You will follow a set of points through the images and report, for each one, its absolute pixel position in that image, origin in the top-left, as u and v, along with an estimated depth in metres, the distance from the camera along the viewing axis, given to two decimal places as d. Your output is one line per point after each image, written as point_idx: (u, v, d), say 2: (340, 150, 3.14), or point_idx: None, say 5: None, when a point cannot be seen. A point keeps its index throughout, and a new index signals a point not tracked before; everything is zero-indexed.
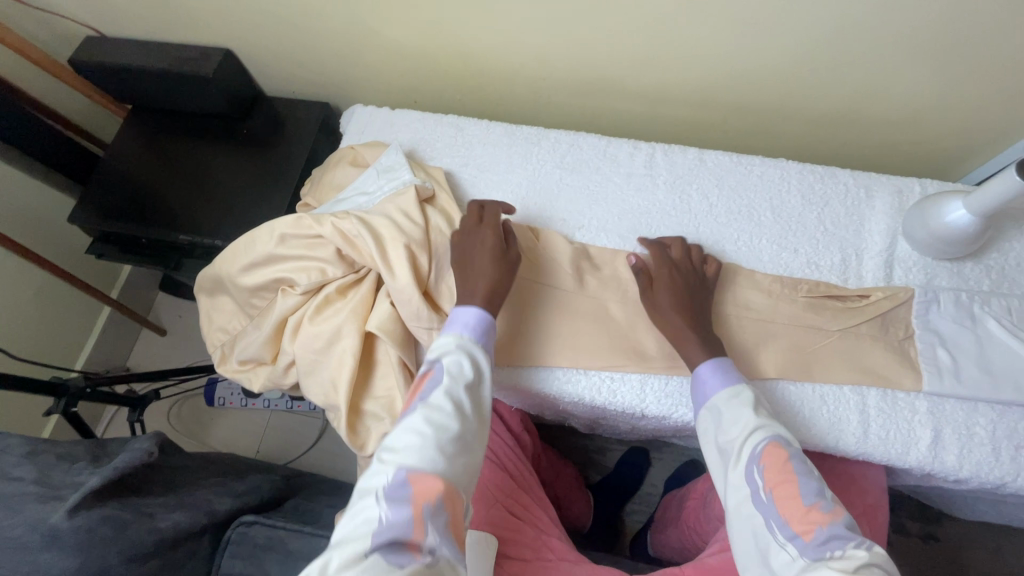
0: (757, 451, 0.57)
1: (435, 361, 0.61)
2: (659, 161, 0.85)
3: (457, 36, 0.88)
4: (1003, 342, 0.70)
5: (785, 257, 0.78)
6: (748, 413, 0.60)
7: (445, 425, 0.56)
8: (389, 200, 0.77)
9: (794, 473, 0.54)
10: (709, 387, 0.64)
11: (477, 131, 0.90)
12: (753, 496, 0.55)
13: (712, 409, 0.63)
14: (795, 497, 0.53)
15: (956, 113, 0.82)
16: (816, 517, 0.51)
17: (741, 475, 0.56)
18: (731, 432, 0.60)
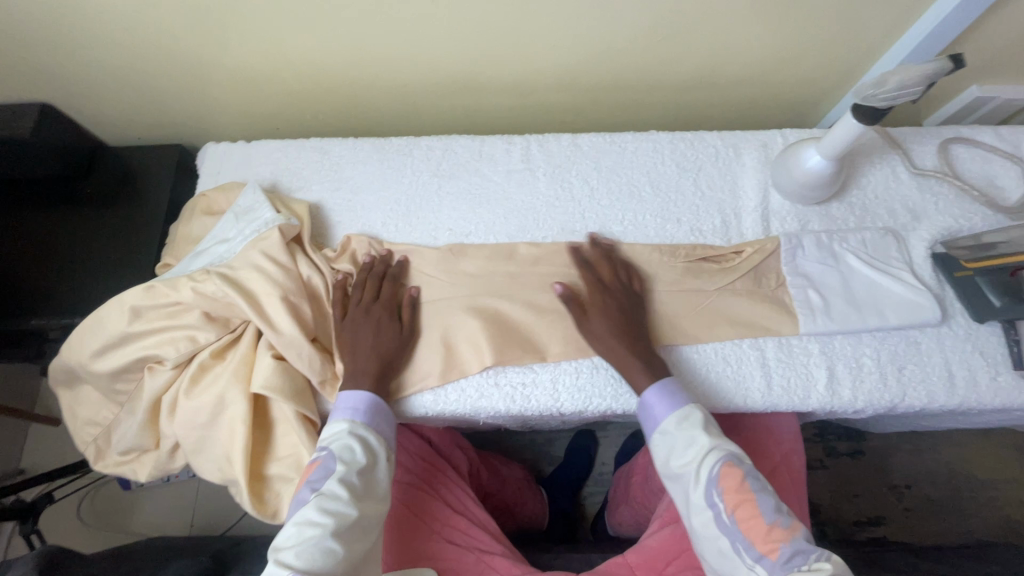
0: (713, 472, 0.58)
1: (326, 449, 0.61)
2: (535, 153, 0.83)
3: (299, 53, 0.81)
4: (868, 274, 0.74)
5: (670, 228, 0.79)
6: (701, 435, 0.61)
7: (342, 515, 0.57)
8: (252, 246, 0.71)
9: (750, 490, 0.56)
10: (657, 412, 0.65)
11: (344, 151, 0.84)
12: (715, 517, 0.57)
13: (666, 433, 0.63)
14: (755, 518, 0.55)
15: (802, 62, 0.85)
16: (778, 534, 0.54)
17: (703, 497, 0.58)
18: (688, 454, 0.61)
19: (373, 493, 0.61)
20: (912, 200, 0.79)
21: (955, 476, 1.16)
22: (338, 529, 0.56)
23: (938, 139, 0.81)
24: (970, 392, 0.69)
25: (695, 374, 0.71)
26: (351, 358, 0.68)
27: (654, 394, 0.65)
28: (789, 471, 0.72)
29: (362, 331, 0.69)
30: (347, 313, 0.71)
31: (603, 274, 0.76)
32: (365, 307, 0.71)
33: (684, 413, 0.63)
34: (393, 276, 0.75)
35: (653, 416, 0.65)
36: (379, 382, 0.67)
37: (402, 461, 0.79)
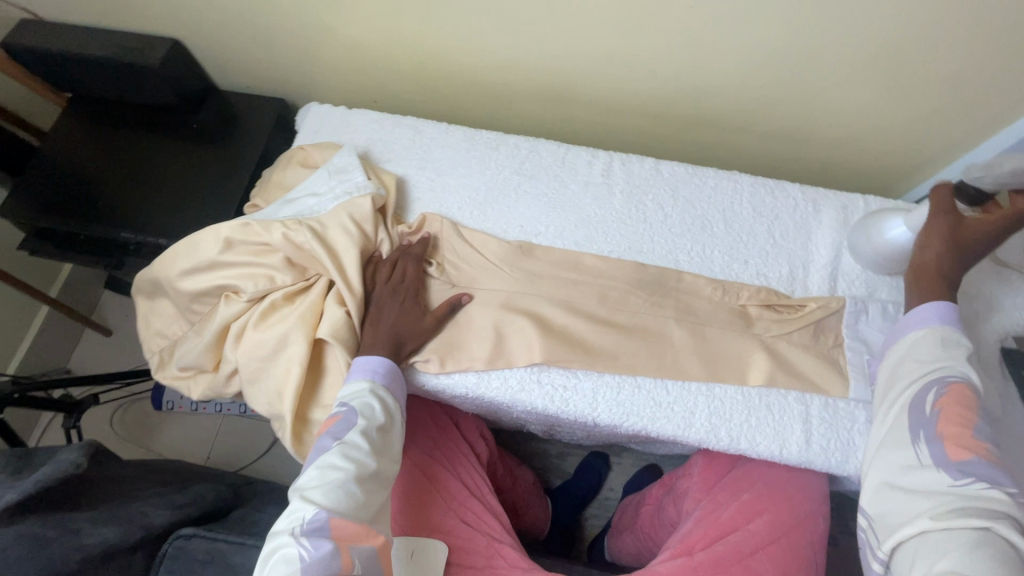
0: (946, 380, 0.61)
1: (346, 405, 0.65)
2: (616, 170, 0.85)
3: (415, 36, 0.86)
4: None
5: (735, 268, 0.79)
6: (956, 354, 0.62)
7: (363, 465, 0.61)
8: (340, 203, 0.75)
9: (971, 412, 0.59)
10: (925, 317, 0.66)
11: (436, 134, 0.89)
12: (915, 411, 0.61)
13: (919, 334, 0.65)
14: (962, 431, 0.57)
15: (898, 133, 0.85)
16: (972, 450, 0.56)
17: (916, 387, 0.62)
18: (929, 360, 0.63)
19: (390, 449, 0.65)
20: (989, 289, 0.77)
21: None
22: (359, 475, 0.60)
23: None
24: None
25: (735, 415, 0.71)
26: (375, 323, 0.71)
27: (935, 307, 0.66)
28: (812, 529, 0.71)
29: (387, 301, 0.72)
30: (375, 285, 0.74)
31: (662, 299, 0.77)
32: (394, 283, 0.74)
33: (953, 331, 0.64)
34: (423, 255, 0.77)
35: (917, 317, 0.66)
36: (396, 349, 0.70)
37: (430, 434, 0.84)
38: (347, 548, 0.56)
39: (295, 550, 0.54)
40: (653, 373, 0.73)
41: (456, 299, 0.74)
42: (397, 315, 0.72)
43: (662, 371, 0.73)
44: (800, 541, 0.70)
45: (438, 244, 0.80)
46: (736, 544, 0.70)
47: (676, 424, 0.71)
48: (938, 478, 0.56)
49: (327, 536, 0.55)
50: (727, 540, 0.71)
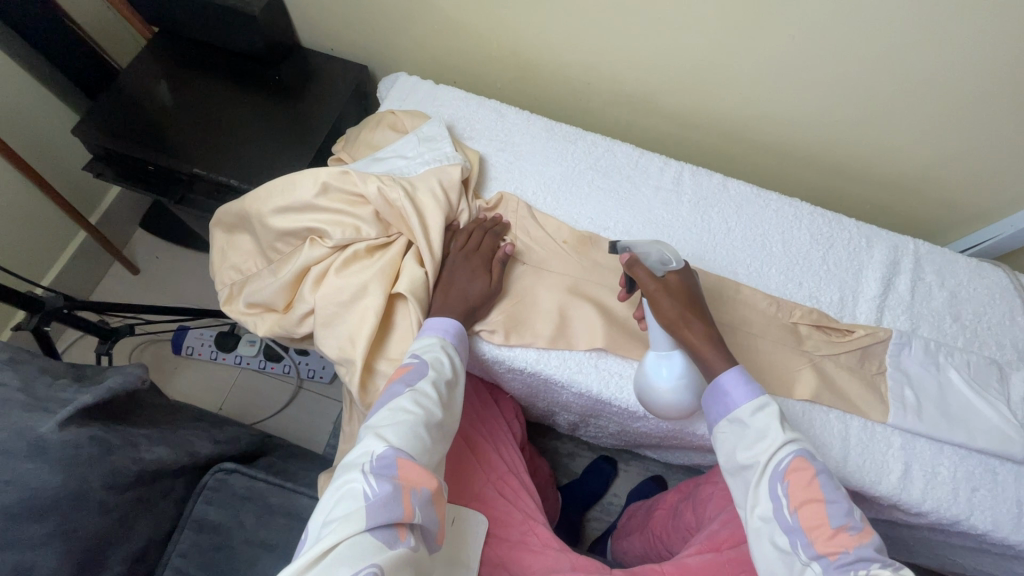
0: (784, 467, 0.57)
1: (418, 357, 0.67)
2: (686, 180, 0.89)
3: (514, 25, 0.90)
4: (966, 392, 0.77)
5: (790, 288, 0.83)
6: (775, 428, 0.60)
7: (431, 413, 0.63)
8: (430, 169, 0.78)
9: (820, 485, 0.56)
10: (730, 396, 0.63)
11: (518, 120, 0.92)
12: (775, 510, 0.56)
13: (738, 421, 0.62)
14: (823, 518, 0.54)
15: (951, 187, 0.90)
16: (841, 540, 0.53)
17: (764, 490, 0.57)
18: (755, 447, 0.59)
19: (454, 406, 0.67)
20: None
21: None
22: (427, 422, 0.62)
23: None
24: None
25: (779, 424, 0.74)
26: (449, 287, 0.72)
27: (732, 375, 0.64)
28: None
29: (461, 270, 0.73)
30: (451, 252, 0.75)
31: (719, 306, 0.80)
32: (469, 251, 0.75)
33: (757, 401, 0.62)
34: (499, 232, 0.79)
35: (723, 398, 0.63)
36: (466, 315, 0.72)
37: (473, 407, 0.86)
38: (409, 491, 0.56)
39: (360, 486, 0.55)
40: None
41: (502, 252, 0.76)
42: (470, 282, 0.73)
43: None
44: None
45: (510, 225, 0.81)
46: None
47: None
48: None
49: (391, 478, 0.56)
50: None
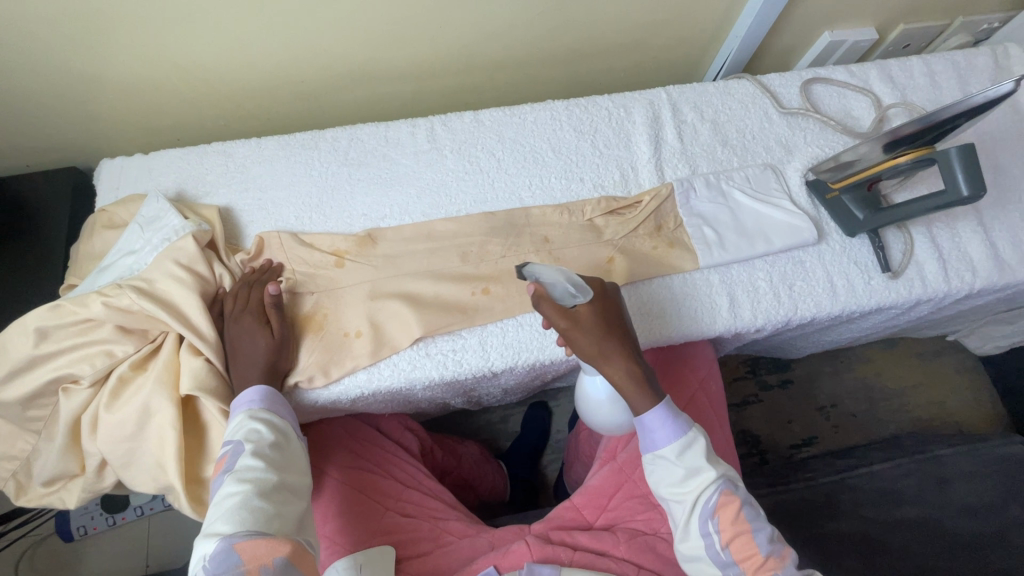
0: (712, 502, 0.59)
1: (231, 441, 0.63)
2: (439, 132, 0.86)
3: (185, 57, 0.80)
4: (753, 205, 0.82)
5: (574, 188, 0.84)
6: (704, 464, 0.60)
7: (264, 480, 0.61)
8: (161, 253, 0.70)
9: (739, 508, 0.59)
10: (658, 437, 0.61)
11: (248, 151, 0.84)
12: (706, 543, 0.59)
13: (666, 463, 0.61)
14: (748, 547, 0.58)
15: (675, 25, 0.91)
16: (770, 564, 0.57)
17: (696, 528, 0.59)
18: (685, 485, 0.60)
19: (293, 462, 0.65)
20: (785, 136, 0.87)
21: (871, 388, 1.35)
22: (262, 491, 0.60)
23: (800, 79, 0.90)
24: (848, 298, 0.78)
25: None
26: (237, 360, 0.67)
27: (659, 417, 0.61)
28: (709, 397, 0.78)
29: (241, 337, 0.68)
30: (223, 323, 0.69)
31: (517, 239, 0.79)
32: (238, 312, 0.69)
33: (683, 439, 0.61)
34: (267, 277, 0.73)
35: (650, 439, 0.62)
36: (265, 380, 0.68)
37: (347, 447, 0.82)
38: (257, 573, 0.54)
39: None
40: (529, 308, 0.75)
41: (268, 296, 0.69)
42: (251, 344, 0.68)
43: None
44: (702, 409, 0.76)
45: (284, 263, 0.76)
46: None
47: (563, 345, 0.75)
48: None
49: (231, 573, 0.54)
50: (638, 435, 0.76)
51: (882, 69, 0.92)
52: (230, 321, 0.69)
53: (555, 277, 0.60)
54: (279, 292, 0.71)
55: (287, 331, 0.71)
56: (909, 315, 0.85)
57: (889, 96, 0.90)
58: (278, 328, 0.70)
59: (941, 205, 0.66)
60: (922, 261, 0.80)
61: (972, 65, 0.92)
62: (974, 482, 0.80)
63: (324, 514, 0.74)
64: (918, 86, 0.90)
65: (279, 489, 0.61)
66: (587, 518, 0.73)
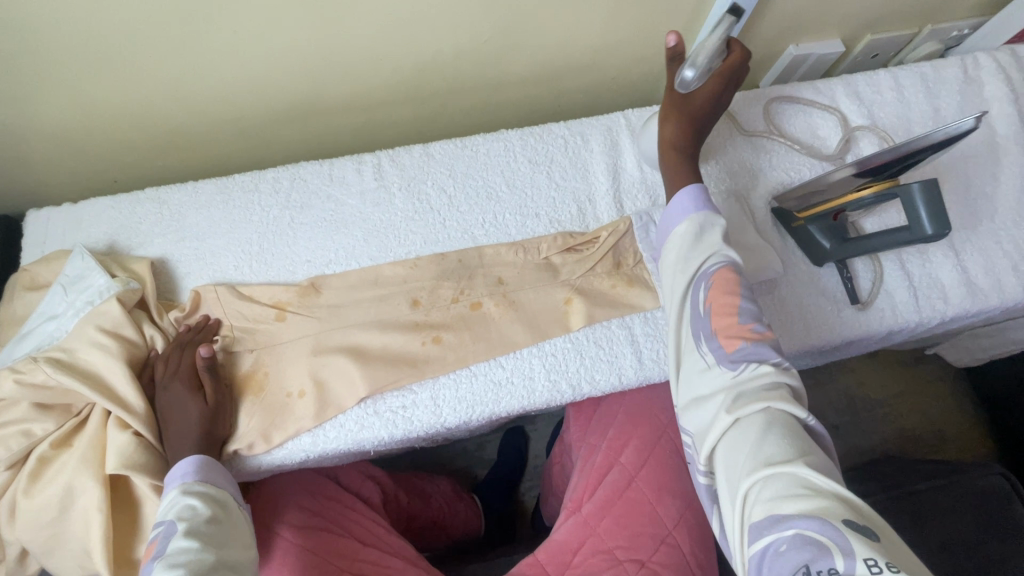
0: (710, 271, 0.59)
1: (163, 521, 0.56)
2: (387, 169, 0.82)
3: (109, 101, 0.75)
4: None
5: (529, 224, 0.80)
6: (715, 239, 0.61)
7: (198, 560, 0.53)
8: (84, 319, 0.66)
9: (739, 295, 0.57)
10: (681, 208, 0.64)
11: (184, 197, 0.79)
12: (692, 312, 0.59)
13: (681, 230, 0.63)
14: (729, 316, 0.56)
15: (631, 47, 0.87)
16: (741, 334, 0.55)
17: (687, 290, 0.60)
18: (692, 250, 0.62)
19: (234, 538, 0.59)
20: (750, 160, 0.83)
21: (854, 400, 1.31)
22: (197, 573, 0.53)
23: (764, 99, 0.86)
24: (816, 334, 0.75)
25: (570, 363, 0.72)
26: (169, 432, 0.63)
27: (688, 194, 0.64)
28: (674, 442, 0.75)
29: (172, 406, 0.64)
30: (154, 390, 0.65)
31: (469, 281, 0.75)
32: (168, 378, 0.65)
33: (708, 214, 0.63)
34: (202, 337, 0.69)
35: (676, 212, 0.64)
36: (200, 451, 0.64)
37: (301, 503, 0.77)
38: None
39: None
40: (483, 356, 0.72)
41: (200, 360, 0.64)
42: (182, 415, 0.64)
43: (490, 350, 0.72)
44: (665, 458, 0.74)
45: (221, 319, 0.72)
46: (614, 482, 0.73)
47: (520, 395, 0.71)
48: (723, 372, 0.54)
49: None
50: (602, 485, 0.73)
51: (848, 85, 0.88)
52: (161, 388, 0.65)
53: (702, 50, 0.65)
54: (213, 353, 0.66)
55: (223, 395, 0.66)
56: (884, 344, 0.82)
57: (856, 114, 0.86)
58: (213, 393, 0.65)
59: (914, 238, 0.65)
60: (893, 290, 0.76)
61: (941, 78, 0.88)
62: (950, 519, 0.77)
63: None
64: (886, 103, 0.87)
65: (217, 568, 0.54)
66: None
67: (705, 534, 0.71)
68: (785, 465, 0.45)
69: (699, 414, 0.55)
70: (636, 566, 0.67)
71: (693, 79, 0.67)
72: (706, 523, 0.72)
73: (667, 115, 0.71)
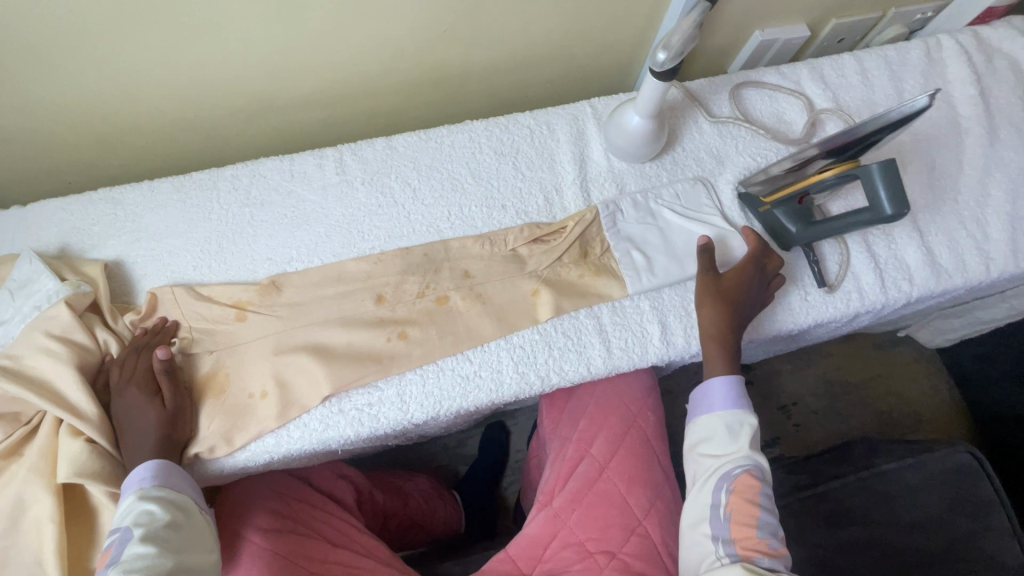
0: (732, 473, 0.60)
1: (120, 528, 0.55)
2: (349, 163, 0.80)
3: (54, 100, 0.73)
4: (682, 224, 0.78)
5: (495, 216, 0.79)
6: (742, 449, 0.61)
7: (155, 566, 0.52)
8: (32, 325, 0.64)
9: (758, 506, 0.58)
10: (712, 403, 0.65)
11: (138, 196, 0.77)
12: (711, 512, 0.60)
13: (709, 423, 0.64)
14: (748, 526, 0.57)
15: (596, 35, 0.86)
16: (762, 547, 0.56)
17: (708, 486, 0.61)
18: (720, 455, 0.62)
19: (196, 542, 0.57)
20: (716, 146, 0.83)
21: (832, 385, 1.32)
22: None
23: (729, 84, 0.86)
24: (784, 318, 0.75)
25: (538, 355, 0.71)
26: (124, 438, 0.61)
27: (721, 388, 0.65)
28: (644, 429, 0.75)
29: (128, 411, 0.62)
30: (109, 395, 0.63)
31: (435, 275, 0.74)
32: (123, 383, 0.63)
33: (738, 419, 0.63)
34: (159, 340, 0.67)
35: (707, 402, 0.65)
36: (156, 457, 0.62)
37: (269, 506, 0.75)
38: None
39: None
40: (449, 351, 0.70)
41: (157, 362, 0.63)
42: (138, 421, 0.62)
43: (457, 345, 0.71)
44: (635, 446, 0.74)
45: (179, 321, 0.70)
46: (585, 474, 0.72)
47: (488, 389, 0.70)
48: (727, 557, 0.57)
49: None
50: (573, 477, 0.72)
51: (813, 69, 0.88)
52: (115, 393, 0.63)
53: (675, 32, 0.63)
54: (170, 355, 0.64)
55: (181, 398, 0.64)
56: (853, 326, 0.83)
57: (821, 98, 0.86)
58: (170, 397, 0.63)
59: (884, 221, 0.64)
60: (859, 272, 0.77)
61: (904, 60, 0.89)
62: (918, 497, 0.78)
63: None
64: (851, 86, 0.87)
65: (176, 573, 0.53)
66: (524, 570, 0.69)
67: (676, 521, 0.71)
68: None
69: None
70: (607, 557, 0.67)
71: (667, 62, 0.67)
72: (677, 511, 0.72)
73: (699, 301, 0.69)
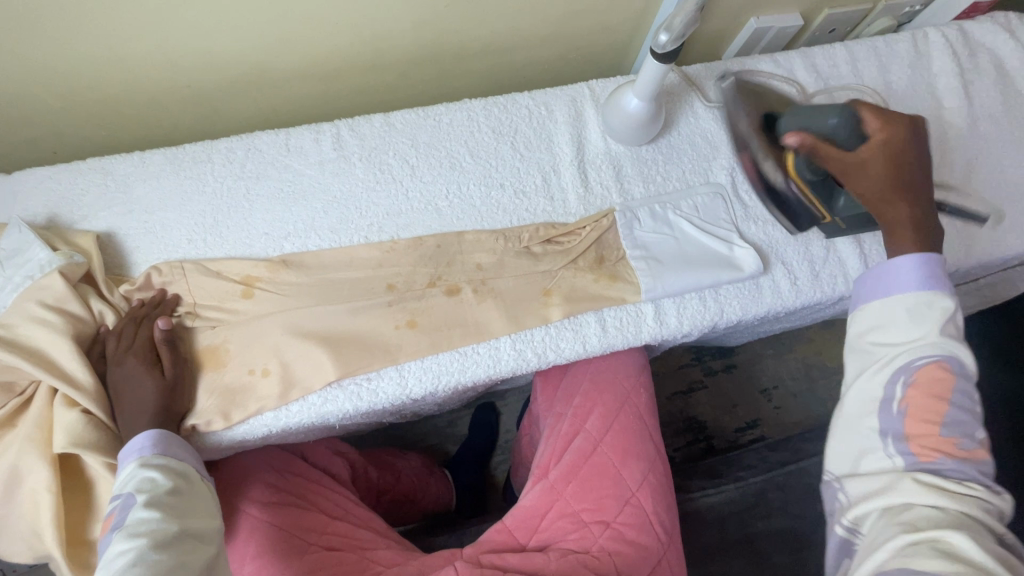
0: (915, 364, 0.54)
1: (121, 495, 0.55)
2: (347, 139, 0.79)
3: (43, 66, 0.70)
4: (701, 238, 0.78)
5: (495, 195, 0.79)
6: (932, 332, 0.55)
7: (161, 530, 0.53)
8: (24, 294, 0.63)
9: (946, 404, 0.53)
10: (903, 282, 0.59)
11: (130, 167, 0.76)
12: (881, 403, 0.55)
13: (896, 302, 0.58)
14: (925, 424, 0.52)
15: (595, 16, 0.86)
16: (943, 446, 0.51)
17: (887, 374, 0.55)
18: (906, 338, 0.56)
19: (200, 508, 0.58)
20: (709, 131, 0.84)
21: None
22: (161, 542, 0.52)
23: (724, 71, 0.87)
24: (771, 299, 0.77)
25: (536, 332, 0.72)
26: (120, 409, 0.61)
27: (913, 269, 0.59)
28: (637, 406, 0.78)
29: (124, 383, 0.61)
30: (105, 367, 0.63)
31: (435, 252, 0.74)
32: (121, 354, 0.63)
33: (936, 300, 0.57)
34: (154, 312, 0.66)
35: (892, 284, 0.59)
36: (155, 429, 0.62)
37: (266, 480, 0.76)
38: None
39: None
40: (448, 327, 0.71)
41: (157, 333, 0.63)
42: (135, 392, 0.61)
43: (455, 320, 0.71)
44: (629, 421, 0.76)
45: (176, 293, 0.69)
46: (580, 448, 0.74)
47: (486, 365, 0.71)
48: (896, 457, 0.52)
49: None
50: (570, 451, 0.74)
51: (806, 58, 0.90)
52: (111, 365, 0.62)
53: (680, 14, 0.63)
54: (168, 326, 0.64)
55: (179, 370, 0.64)
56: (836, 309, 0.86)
57: (812, 87, 0.88)
58: (167, 369, 0.63)
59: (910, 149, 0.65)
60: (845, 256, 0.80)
61: (892, 51, 0.91)
62: None
63: (241, 556, 0.69)
64: (841, 75, 0.89)
65: (181, 538, 0.54)
66: (519, 540, 0.71)
67: (668, 494, 0.73)
68: (948, 531, 0.46)
69: (860, 482, 0.53)
70: (602, 526, 0.69)
71: (668, 44, 0.67)
72: (670, 483, 0.75)
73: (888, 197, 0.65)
